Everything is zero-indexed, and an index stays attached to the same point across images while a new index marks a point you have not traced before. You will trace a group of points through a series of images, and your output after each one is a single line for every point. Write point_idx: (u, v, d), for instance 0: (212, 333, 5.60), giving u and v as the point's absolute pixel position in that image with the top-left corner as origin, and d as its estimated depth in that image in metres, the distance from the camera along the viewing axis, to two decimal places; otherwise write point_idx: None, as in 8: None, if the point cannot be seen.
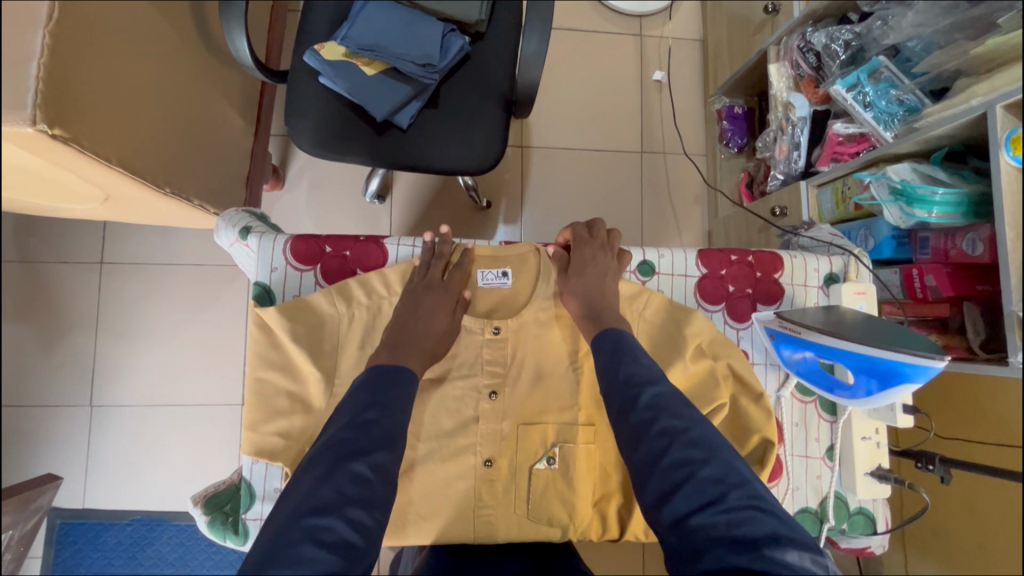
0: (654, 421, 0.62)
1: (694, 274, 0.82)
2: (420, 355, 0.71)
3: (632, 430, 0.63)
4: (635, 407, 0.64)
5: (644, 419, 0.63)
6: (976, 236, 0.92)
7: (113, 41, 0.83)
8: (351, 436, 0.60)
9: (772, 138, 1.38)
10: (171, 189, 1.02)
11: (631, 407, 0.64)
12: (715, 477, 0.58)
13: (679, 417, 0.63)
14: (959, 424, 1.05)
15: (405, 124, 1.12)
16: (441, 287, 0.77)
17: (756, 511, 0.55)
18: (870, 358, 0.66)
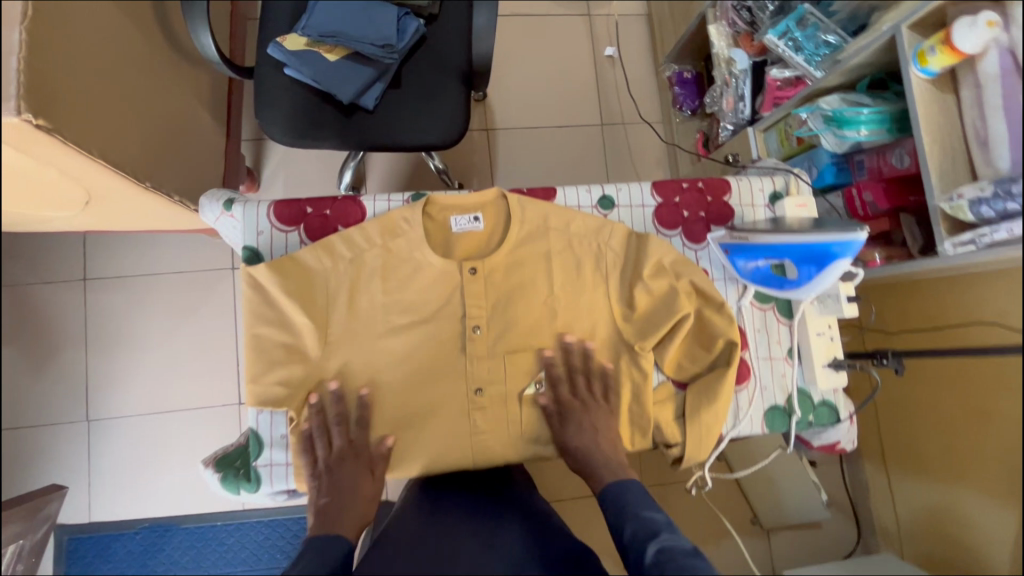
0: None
1: (651, 204, 0.89)
2: (354, 521, 0.72)
3: None
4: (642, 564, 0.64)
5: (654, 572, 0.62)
6: (903, 150, 1.00)
7: (84, 43, 0.87)
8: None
9: (718, 93, 1.45)
10: (151, 184, 1.05)
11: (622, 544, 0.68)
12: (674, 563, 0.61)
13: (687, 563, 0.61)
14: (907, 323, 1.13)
15: (371, 106, 1.17)
16: (355, 455, 0.76)
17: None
18: (806, 245, 0.74)
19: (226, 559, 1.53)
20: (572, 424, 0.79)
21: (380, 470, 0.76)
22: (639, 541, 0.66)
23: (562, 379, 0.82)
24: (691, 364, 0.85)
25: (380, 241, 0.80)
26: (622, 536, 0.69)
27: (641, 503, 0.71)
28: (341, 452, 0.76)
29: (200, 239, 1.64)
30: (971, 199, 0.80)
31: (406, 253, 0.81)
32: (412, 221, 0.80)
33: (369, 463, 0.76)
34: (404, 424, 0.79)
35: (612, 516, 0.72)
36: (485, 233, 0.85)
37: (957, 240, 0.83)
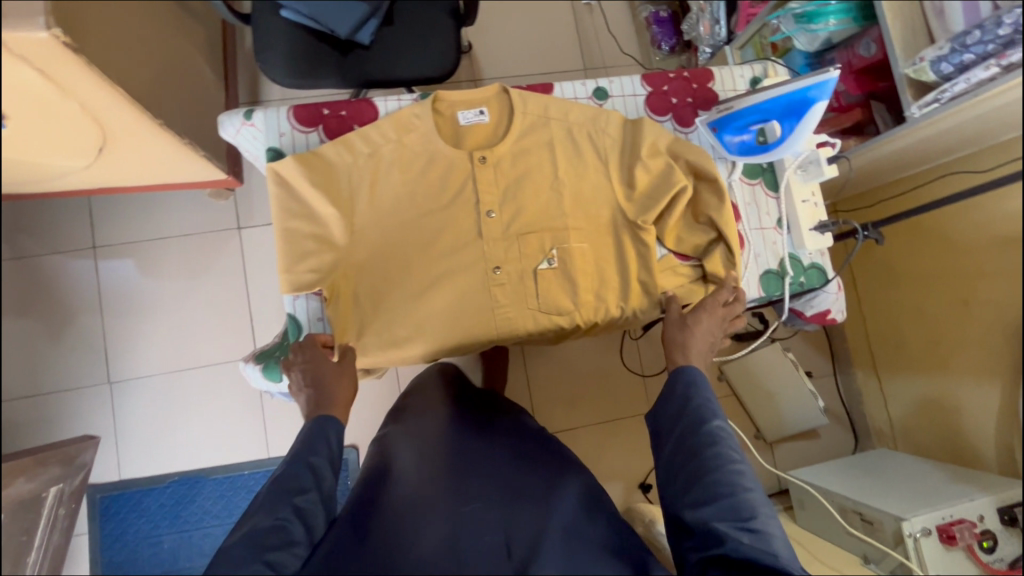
0: (700, 448, 0.70)
1: (642, 93, 0.96)
2: (341, 401, 0.76)
3: (689, 444, 0.71)
4: (692, 429, 0.72)
5: (707, 440, 0.71)
6: (869, 39, 1.08)
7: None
8: (286, 485, 0.65)
9: (695, 20, 1.52)
10: (162, 122, 1.10)
11: (680, 405, 0.76)
12: (714, 448, 0.69)
13: (733, 448, 0.70)
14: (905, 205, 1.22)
15: (367, 41, 1.23)
16: (325, 356, 0.80)
17: (736, 470, 0.67)
18: (787, 95, 0.82)
19: None
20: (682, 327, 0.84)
21: (347, 358, 0.81)
22: (702, 413, 0.73)
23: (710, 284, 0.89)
24: (688, 237, 0.92)
25: (394, 136, 0.86)
26: (686, 401, 0.76)
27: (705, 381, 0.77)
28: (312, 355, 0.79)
29: (204, 200, 1.67)
30: (932, 59, 0.87)
31: (418, 147, 0.87)
32: (422, 116, 0.86)
33: (336, 356, 0.80)
34: (431, 303, 0.86)
35: (677, 387, 0.78)
36: (491, 126, 0.91)
37: (922, 102, 0.91)
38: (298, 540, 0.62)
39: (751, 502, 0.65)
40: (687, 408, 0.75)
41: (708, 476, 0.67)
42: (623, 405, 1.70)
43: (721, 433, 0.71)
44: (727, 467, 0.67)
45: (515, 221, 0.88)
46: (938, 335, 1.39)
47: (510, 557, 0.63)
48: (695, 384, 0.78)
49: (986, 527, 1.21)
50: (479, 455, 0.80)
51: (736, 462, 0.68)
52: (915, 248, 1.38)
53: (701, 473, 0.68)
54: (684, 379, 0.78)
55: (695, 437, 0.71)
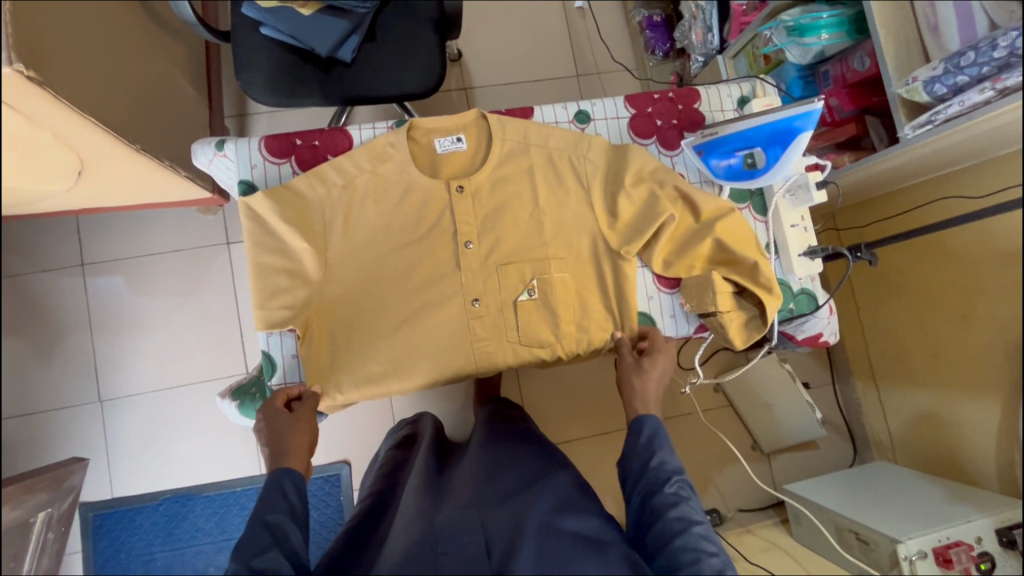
0: (664, 512, 0.68)
1: (625, 115, 0.94)
2: (300, 451, 0.74)
3: (653, 505, 0.69)
4: (657, 491, 0.70)
5: (670, 502, 0.68)
6: (863, 53, 1.05)
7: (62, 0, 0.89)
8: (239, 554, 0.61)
9: (687, 27, 1.49)
10: (139, 146, 1.08)
11: (642, 459, 0.74)
12: (679, 513, 0.67)
13: (695, 508, 0.68)
14: (903, 225, 1.20)
15: (349, 58, 1.20)
16: (283, 407, 0.78)
17: (701, 536, 0.65)
18: (771, 124, 0.81)
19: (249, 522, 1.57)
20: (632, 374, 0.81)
21: (307, 403, 0.79)
22: (663, 472, 0.71)
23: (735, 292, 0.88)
24: (676, 261, 0.88)
25: (369, 166, 0.84)
26: (651, 458, 0.73)
27: (660, 437, 0.75)
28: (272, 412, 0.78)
29: (192, 216, 1.66)
30: (925, 80, 0.84)
31: (394, 177, 0.85)
32: (397, 144, 0.84)
33: (293, 407, 0.78)
34: (409, 338, 0.84)
35: (639, 437, 0.76)
36: (469, 153, 0.89)
37: (915, 123, 0.87)
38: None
39: (716, 567, 0.63)
40: (647, 465, 0.72)
41: (671, 545, 0.65)
42: (618, 419, 1.68)
43: (680, 494, 0.69)
44: (691, 534, 0.65)
45: (494, 253, 0.86)
46: (937, 350, 1.36)
47: (490, 558, 0.67)
48: (658, 435, 0.76)
49: (984, 549, 1.20)
50: (460, 483, 0.82)
51: (701, 524, 0.67)
52: (914, 263, 1.36)
53: (667, 540, 0.66)
54: (649, 431, 0.75)
55: (660, 498, 0.69)
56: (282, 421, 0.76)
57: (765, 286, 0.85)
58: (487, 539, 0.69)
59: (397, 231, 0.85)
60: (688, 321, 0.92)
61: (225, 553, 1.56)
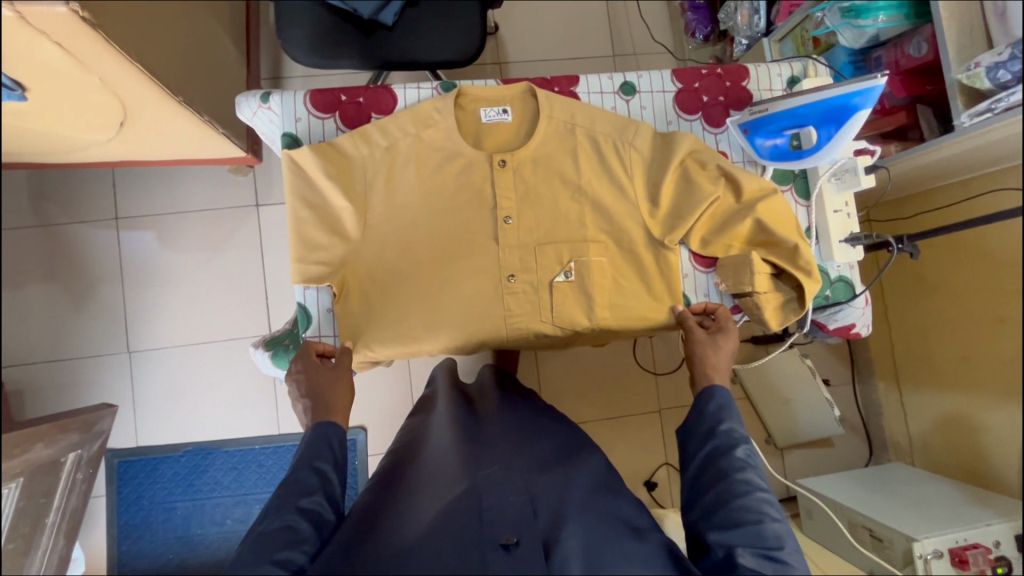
0: (728, 473, 0.68)
1: (671, 90, 0.92)
2: (341, 409, 0.76)
3: (716, 467, 0.69)
4: (722, 455, 0.70)
5: (736, 465, 0.68)
6: (921, 38, 1.01)
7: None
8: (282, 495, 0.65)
9: (733, 8, 1.46)
10: (181, 99, 1.09)
11: (710, 426, 0.73)
12: (745, 477, 0.67)
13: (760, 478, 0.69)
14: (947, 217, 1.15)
15: (390, 22, 1.19)
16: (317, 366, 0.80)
17: (765, 502, 0.65)
18: (827, 101, 0.78)
19: (267, 480, 1.61)
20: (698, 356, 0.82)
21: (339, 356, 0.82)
22: (731, 439, 0.71)
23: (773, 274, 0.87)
24: (715, 240, 0.88)
25: (413, 130, 0.84)
26: (715, 425, 0.73)
27: (730, 408, 0.75)
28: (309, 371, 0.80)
29: (223, 177, 1.68)
30: (988, 65, 0.81)
31: (436, 144, 0.85)
32: (443, 111, 0.84)
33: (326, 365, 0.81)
34: (444, 307, 0.84)
35: (706, 405, 0.76)
36: (514, 126, 0.89)
37: (973, 111, 0.85)
38: (305, 537, 0.62)
39: (778, 532, 0.63)
40: (716, 428, 0.72)
41: (733, 502, 0.65)
42: (633, 403, 1.68)
43: (748, 462, 0.69)
44: (756, 496, 0.65)
45: (531, 226, 0.86)
46: (966, 355, 1.33)
47: (536, 515, 0.65)
48: (726, 408, 0.75)
49: (1002, 553, 1.20)
50: (494, 439, 0.82)
51: (767, 490, 0.67)
52: (949, 264, 1.33)
53: (730, 501, 0.65)
54: (717, 401, 0.75)
55: (729, 462, 0.69)
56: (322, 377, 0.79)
57: (804, 269, 0.84)
58: (534, 501, 0.67)
59: (435, 200, 0.85)
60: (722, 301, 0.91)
61: (241, 507, 1.60)
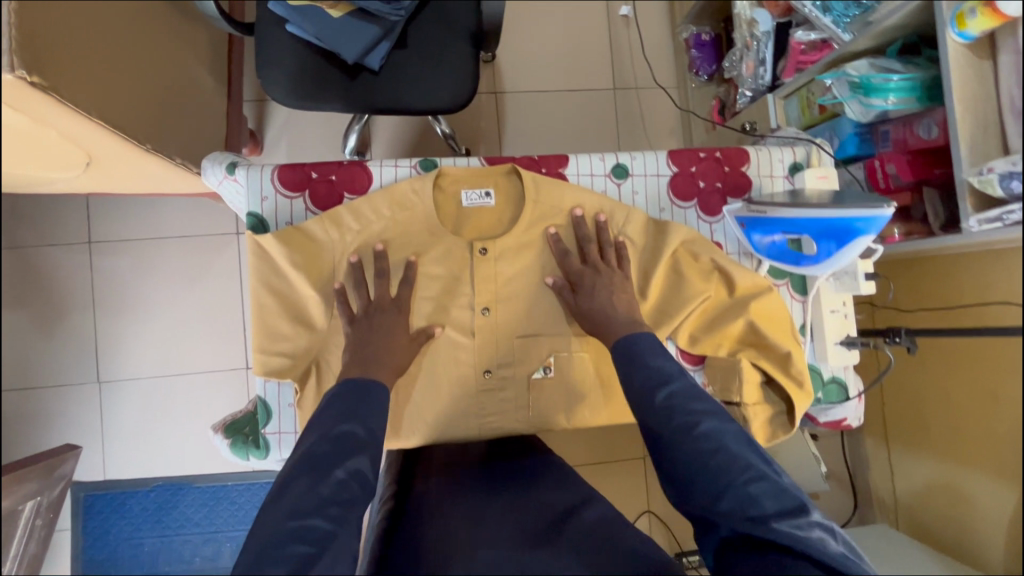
0: (667, 422, 0.64)
1: (666, 173, 0.87)
2: None
3: (650, 427, 0.66)
4: (650, 408, 0.66)
5: (665, 414, 0.65)
6: (931, 120, 0.96)
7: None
8: (329, 448, 0.60)
9: (738, 57, 1.41)
10: (151, 146, 1.03)
11: (629, 382, 0.69)
12: (680, 423, 0.64)
13: (693, 410, 0.65)
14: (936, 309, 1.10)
15: (377, 66, 1.13)
16: (393, 305, 0.77)
17: (711, 435, 0.63)
18: (828, 220, 0.73)
19: (239, 519, 1.57)
20: (593, 282, 0.78)
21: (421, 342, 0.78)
22: (648, 387, 0.67)
23: (766, 379, 0.82)
24: (704, 337, 0.83)
25: (388, 213, 0.79)
26: (629, 384, 0.69)
27: (650, 353, 0.70)
28: (377, 299, 0.77)
29: (203, 203, 1.61)
30: (1002, 173, 0.77)
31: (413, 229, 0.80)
32: (421, 193, 0.79)
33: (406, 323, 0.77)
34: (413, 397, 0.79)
35: (618, 360, 0.72)
36: (497, 210, 0.84)
37: (983, 217, 0.80)
38: (356, 499, 0.58)
39: (733, 463, 0.61)
40: (630, 386, 0.68)
41: (682, 457, 0.62)
42: (619, 450, 1.62)
43: (673, 405, 0.65)
44: (696, 433, 0.63)
45: (509, 318, 0.81)
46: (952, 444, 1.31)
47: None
48: (635, 351, 0.71)
49: None
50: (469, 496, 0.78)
51: (702, 424, 0.63)
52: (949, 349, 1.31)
53: (676, 449, 0.63)
54: (627, 352, 0.71)
55: (651, 418, 0.66)
56: (387, 330, 0.75)
57: (796, 377, 0.80)
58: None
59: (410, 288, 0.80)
60: None
61: (211, 546, 1.56)
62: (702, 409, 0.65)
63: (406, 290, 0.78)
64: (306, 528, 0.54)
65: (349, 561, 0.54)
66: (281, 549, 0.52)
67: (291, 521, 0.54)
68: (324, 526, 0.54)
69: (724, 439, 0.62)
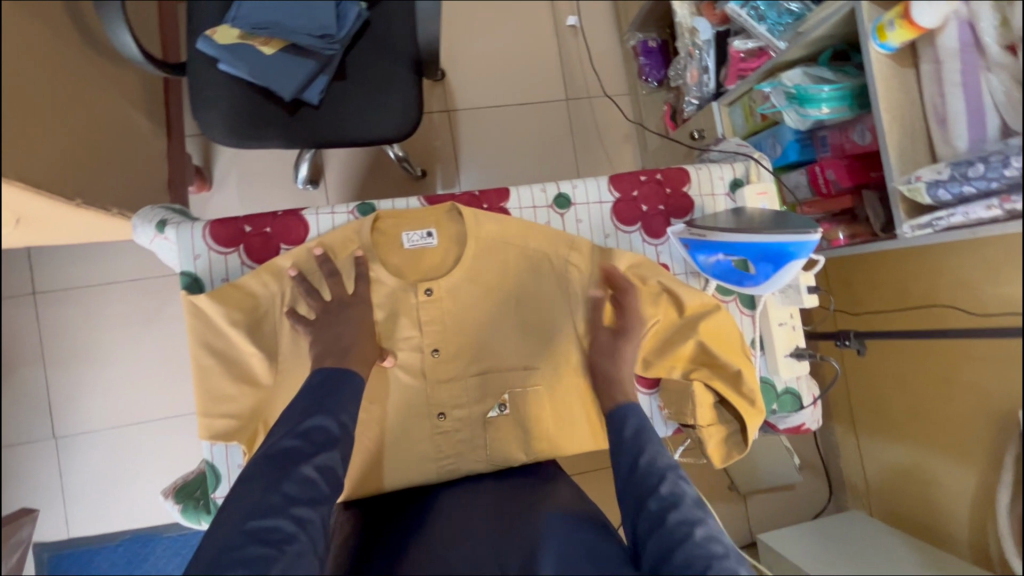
0: (669, 509, 0.62)
1: (608, 200, 0.87)
2: None
3: (650, 512, 0.63)
4: (654, 493, 0.64)
5: (666, 502, 0.63)
6: (864, 126, 1.00)
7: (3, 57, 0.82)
8: (297, 443, 0.60)
9: (682, 66, 1.41)
10: (82, 200, 0.99)
11: (631, 463, 0.68)
12: (682, 517, 0.62)
13: (696, 509, 0.63)
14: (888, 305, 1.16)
15: (316, 100, 1.11)
16: (355, 299, 0.77)
17: (712, 536, 0.60)
18: (764, 245, 0.74)
19: None
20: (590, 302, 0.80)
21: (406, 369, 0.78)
22: (656, 472, 0.66)
23: (719, 400, 0.84)
24: (657, 361, 0.83)
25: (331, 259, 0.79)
26: (636, 461, 0.68)
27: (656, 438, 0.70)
28: (335, 298, 0.76)
29: None
30: (928, 182, 0.79)
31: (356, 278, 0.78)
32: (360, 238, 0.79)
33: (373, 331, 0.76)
34: (366, 447, 0.77)
35: (625, 436, 0.71)
36: (440, 250, 0.83)
37: (915, 223, 0.82)
38: (322, 498, 0.58)
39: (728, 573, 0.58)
40: (637, 463, 0.67)
41: (677, 549, 0.59)
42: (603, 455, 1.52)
43: (677, 497, 0.63)
44: (697, 531, 0.61)
45: (460, 358, 0.81)
46: (911, 427, 1.34)
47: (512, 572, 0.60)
48: (645, 432, 0.71)
49: None
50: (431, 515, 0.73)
51: (705, 523, 0.61)
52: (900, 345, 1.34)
53: (674, 540, 0.60)
54: (636, 426, 0.70)
55: (654, 502, 0.63)
56: (335, 330, 0.73)
57: (747, 397, 0.81)
58: None
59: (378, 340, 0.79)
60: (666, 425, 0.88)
61: None
62: (705, 514, 0.63)
63: (361, 285, 0.78)
64: (268, 529, 0.53)
65: (313, 562, 0.54)
66: (240, 552, 0.52)
67: (250, 522, 0.54)
68: (288, 527, 0.54)
69: (723, 547, 0.60)
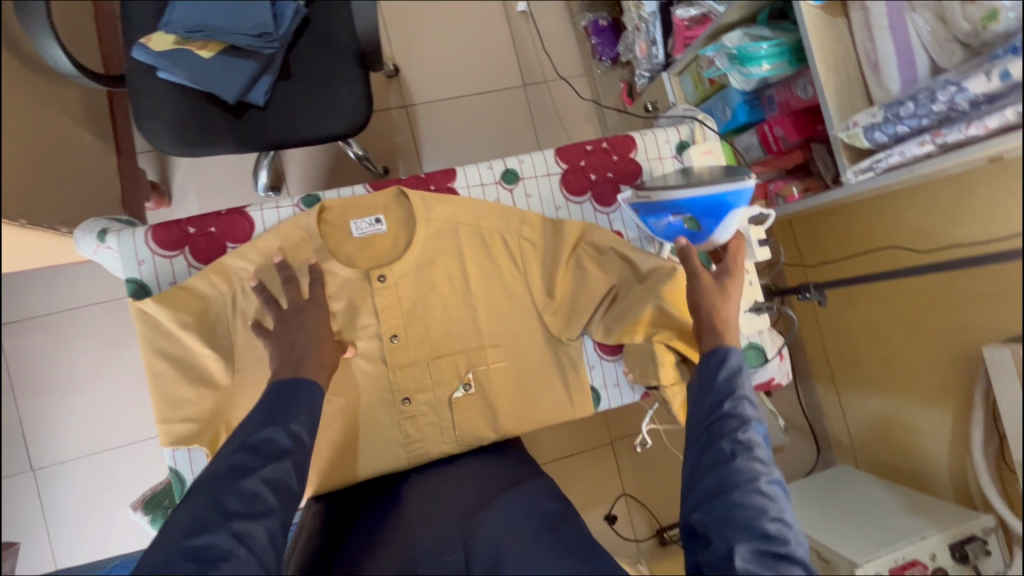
0: (738, 457, 0.65)
1: (556, 171, 0.88)
2: None
3: (721, 452, 0.66)
4: (733, 439, 0.66)
5: (740, 449, 0.65)
6: (806, 81, 1.00)
7: None
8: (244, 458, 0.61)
9: (631, 40, 1.42)
10: (28, 222, 0.98)
11: (714, 405, 0.69)
12: (752, 467, 0.64)
13: (765, 464, 0.65)
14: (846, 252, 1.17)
15: (262, 101, 1.09)
16: (312, 300, 0.76)
17: (773, 492, 0.63)
18: (704, 200, 0.76)
19: None
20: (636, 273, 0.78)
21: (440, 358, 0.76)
22: (740, 418, 0.68)
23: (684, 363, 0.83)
24: (617, 328, 0.82)
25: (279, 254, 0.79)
26: (719, 404, 0.69)
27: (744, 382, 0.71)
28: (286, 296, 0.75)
29: None
30: (866, 125, 0.82)
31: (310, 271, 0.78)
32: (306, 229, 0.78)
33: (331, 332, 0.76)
34: (332, 439, 0.78)
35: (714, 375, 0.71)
36: (391, 236, 0.83)
37: (858, 167, 0.85)
38: (269, 510, 0.59)
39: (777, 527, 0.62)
40: (724, 403, 0.69)
41: (737, 492, 0.63)
42: (588, 436, 1.52)
43: (753, 449, 0.65)
44: (761, 483, 0.64)
45: (420, 342, 0.80)
46: (885, 377, 1.34)
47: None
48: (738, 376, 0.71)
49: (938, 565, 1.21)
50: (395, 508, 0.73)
51: (771, 477, 0.64)
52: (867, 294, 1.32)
53: (735, 487, 0.63)
54: (727, 368, 0.71)
55: (730, 447, 0.66)
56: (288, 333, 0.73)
57: None
58: None
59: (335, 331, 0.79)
60: (634, 391, 0.88)
61: None
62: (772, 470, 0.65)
63: (313, 281, 0.77)
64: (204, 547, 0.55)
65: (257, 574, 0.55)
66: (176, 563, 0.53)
67: (187, 539, 0.55)
68: (224, 543, 0.55)
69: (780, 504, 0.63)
